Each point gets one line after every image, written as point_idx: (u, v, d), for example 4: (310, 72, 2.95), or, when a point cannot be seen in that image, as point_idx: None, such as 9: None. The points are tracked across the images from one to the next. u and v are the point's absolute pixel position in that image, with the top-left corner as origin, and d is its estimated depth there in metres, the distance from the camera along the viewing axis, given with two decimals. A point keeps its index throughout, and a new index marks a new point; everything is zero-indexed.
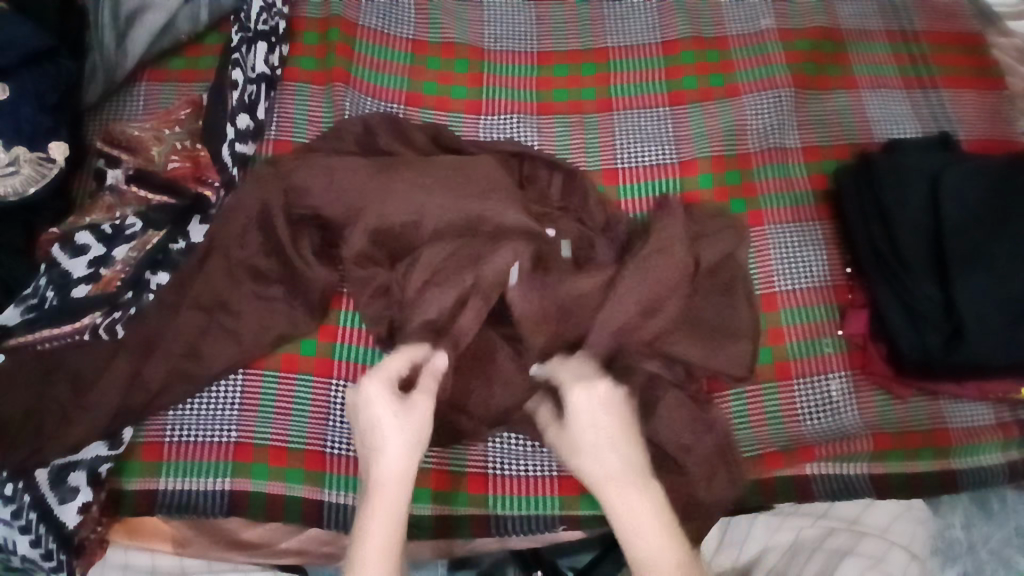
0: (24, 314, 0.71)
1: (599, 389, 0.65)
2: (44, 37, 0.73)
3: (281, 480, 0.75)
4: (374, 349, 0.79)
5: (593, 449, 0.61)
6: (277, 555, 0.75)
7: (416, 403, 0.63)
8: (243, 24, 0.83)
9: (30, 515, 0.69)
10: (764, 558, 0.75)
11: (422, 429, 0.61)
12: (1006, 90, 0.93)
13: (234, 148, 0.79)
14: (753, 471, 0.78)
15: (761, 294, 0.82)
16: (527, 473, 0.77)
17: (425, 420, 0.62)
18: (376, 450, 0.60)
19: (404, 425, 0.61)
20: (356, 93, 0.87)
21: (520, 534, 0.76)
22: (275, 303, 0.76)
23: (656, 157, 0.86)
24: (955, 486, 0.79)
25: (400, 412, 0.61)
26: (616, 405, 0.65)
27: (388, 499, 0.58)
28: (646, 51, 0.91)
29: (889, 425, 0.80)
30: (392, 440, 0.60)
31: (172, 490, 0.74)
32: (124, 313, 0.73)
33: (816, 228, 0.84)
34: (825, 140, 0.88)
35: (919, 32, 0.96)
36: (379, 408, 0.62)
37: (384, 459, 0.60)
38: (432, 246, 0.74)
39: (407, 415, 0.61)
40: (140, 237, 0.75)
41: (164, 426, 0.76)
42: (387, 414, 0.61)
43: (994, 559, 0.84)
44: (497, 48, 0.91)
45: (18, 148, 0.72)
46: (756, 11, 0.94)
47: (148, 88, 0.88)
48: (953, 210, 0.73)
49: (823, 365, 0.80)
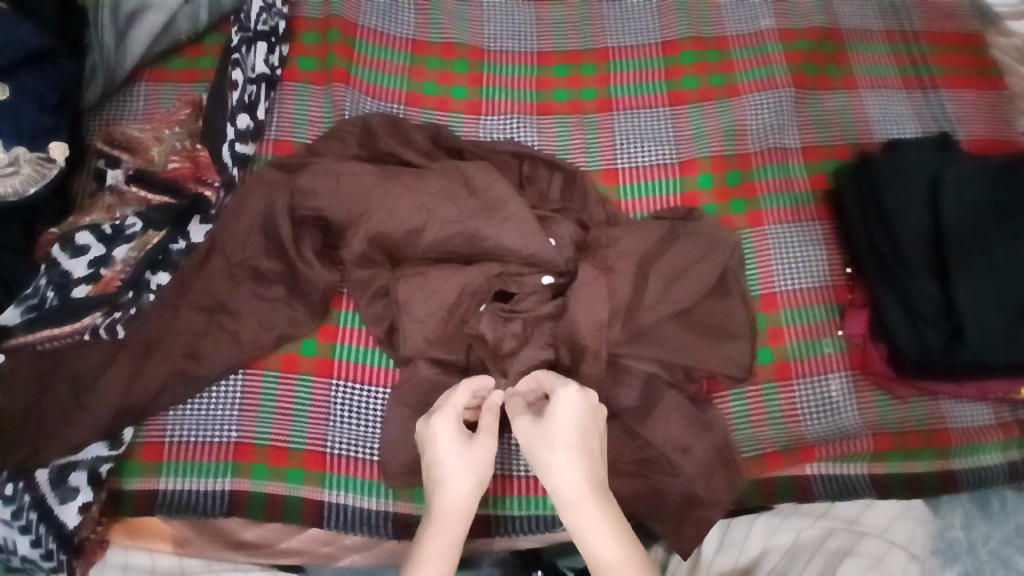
0: (24, 315, 0.71)
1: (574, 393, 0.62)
2: (44, 37, 0.73)
3: (281, 480, 0.75)
4: (375, 350, 0.79)
5: (553, 441, 0.58)
6: (277, 555, 0.75)
7: (481, 438, 0.61)
8: (243, 23, 0.83)
9: (30, 515, 0.69)
10: (764, 560, 0.74)
11: (488, 463, 0.60)
12: (1006, 90, 0.93)
13: (235, 148, 0.79)
14: (753, 471, 0.78)
15: (761, 294, 0.82)
16: (527, 474, 0.78)
17: (491, 454, 0.60)
18: (439, 479, 0.59)
19: (472, 459, 0.59)
20: (356, 94, 0.87)
21: (519, 534, 0.77)
22: (276, 303, 0.76)
23: (656, 157, 0.86)
24: (955, 486, 0.79)
25: (470, 447, 0.60)
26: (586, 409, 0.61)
27: (448, 524, 0.56)
28: (646, 51, 0.91)
29: (889, 425, 0.80)
30: (460, 471, 0.59)
31: (172, 490, 0.75)
32: (125, 313, 0.73)
33: (816, 228, 0.84)
34: (825, 140, 0.88)
35: (919, 31, 0.96)
36: (451, 441, 0.61)
37: (447, 485, 0.58)
38: (432, 244, 0.73)
39: (477, 448, 0.60)
40: (140, 237, 0.75)
41: (164, 426, 0.76)
42: (456, 446, 0.60)
43: (994, 559, 0.83)
44: (497, 48, 0.91)
45: (18, 148, 0.72)
46: (756, 10, 0.94)
47: (148, 88, 0.88)
48: (952, 209, 0.73)
49: (823, 365, 0.80)
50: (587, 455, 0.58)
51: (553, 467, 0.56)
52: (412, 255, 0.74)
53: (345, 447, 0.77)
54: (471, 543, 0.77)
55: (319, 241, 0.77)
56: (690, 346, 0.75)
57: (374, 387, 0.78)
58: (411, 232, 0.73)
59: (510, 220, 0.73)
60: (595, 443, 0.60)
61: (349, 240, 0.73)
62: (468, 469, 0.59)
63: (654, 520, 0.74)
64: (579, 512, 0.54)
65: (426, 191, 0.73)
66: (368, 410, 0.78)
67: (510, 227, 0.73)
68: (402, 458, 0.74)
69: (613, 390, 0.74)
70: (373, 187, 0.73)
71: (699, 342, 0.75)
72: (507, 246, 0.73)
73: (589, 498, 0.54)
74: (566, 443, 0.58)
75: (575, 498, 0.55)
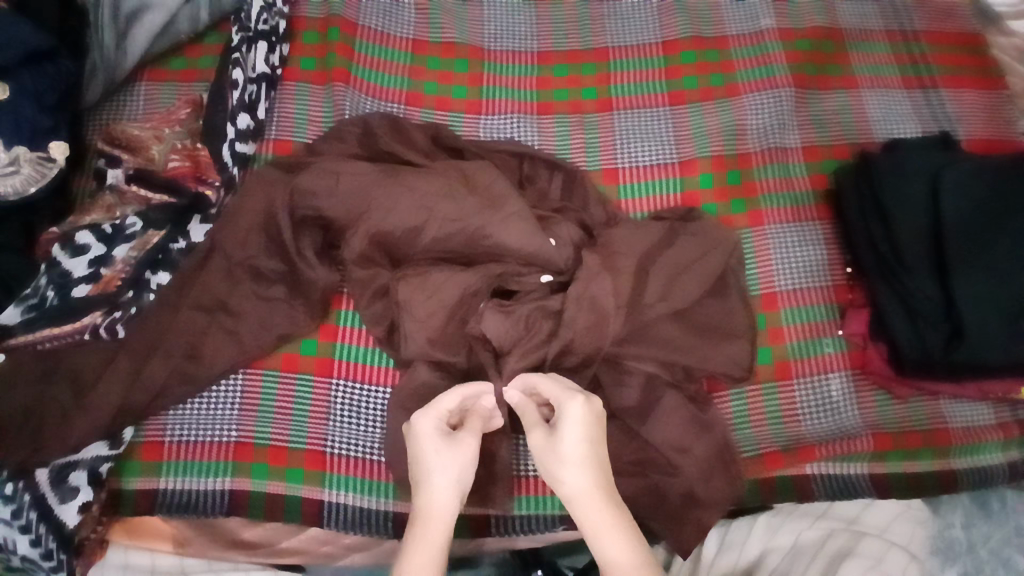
0: (24, 314, 0.70)
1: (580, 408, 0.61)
2: (44, 37, 0.73)
3: (281, 480, 0.75)
4: (374, 349, 0.79)
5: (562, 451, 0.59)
6: (277, 555, 0.75)
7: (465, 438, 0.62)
8: (243, 23, 0.83)
9: (30, 515, 0.68)
10: (765, 560, 0.74)
11: (468, 463, 0.61)
12: (1006, 90, 0.93)
13: (235, 148, 0.80)
14: (753, 471, 0.78)
15: (761, 294, 0.82)
16: (528, 473, 0.78)
17: (472, 457, 0.61)
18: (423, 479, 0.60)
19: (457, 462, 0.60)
20: (356, 93, 0.87)
21: (520, 534, 0.77)
22: (276, 303, 0.76)
23: (656, 157, 0.86)
24: (955, 486, 0.79)
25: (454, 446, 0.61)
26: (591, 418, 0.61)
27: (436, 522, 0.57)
28: (646, 50, 0.91)
29: (889, 425, 0.80)
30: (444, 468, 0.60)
31: (173, 490, 0.74)
32: (125, 313, 0.73)
33: (815, 228, 0.84)
34: (825, 140, 0.88)
35: (919, 31, 0.96)
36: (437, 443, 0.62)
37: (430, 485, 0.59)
38: (432, 243, 0.73)
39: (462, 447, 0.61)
40: (140, 237, 0.75)
41: (164, 426, 0.76)
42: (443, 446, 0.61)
43: (994, 559, 0.83)
44: (497, 48, 0.91)
45: (18, 148, 0.71)
46: (757, 10, 0.94)
47: (147, 88, 0.88)
48: (953, 209, 0.73)
49: (823, 365, 0.80)
50: (592, 459, 0.59)
51: (564, 472, 0.58)
52: (412, 255, 0.75)
53: (345, 447, 0.77)
54: (471, 543, 0.77)
55: (318, 241, 0.77)
56: (690, 346, 0.75)
57: (374, 387, 0.78)
58: (410, 232, 0.73)
59: (510, 219, 0.73)
60: (602, 445, 0.61)
61: (349, 240, 0.73)
62: (455, 470, 0.60)
63: (653, 519, 0.74)
64: (589, 515, 0.56)
65: (427, 191, 0.73)
66: (369, 410, 0.78)
67: (509, 229, 0.73)
68: (402, 458, 0.73)
69: (612, 390, 0.74)
70: (373, 187, 0.74)
71: (698, 342, 0.75)
72: (507, 246, 0.73)
73: (598, 504, 0.56)
74: (576, 448, 0.59)
75: (585, 502, 0.56)
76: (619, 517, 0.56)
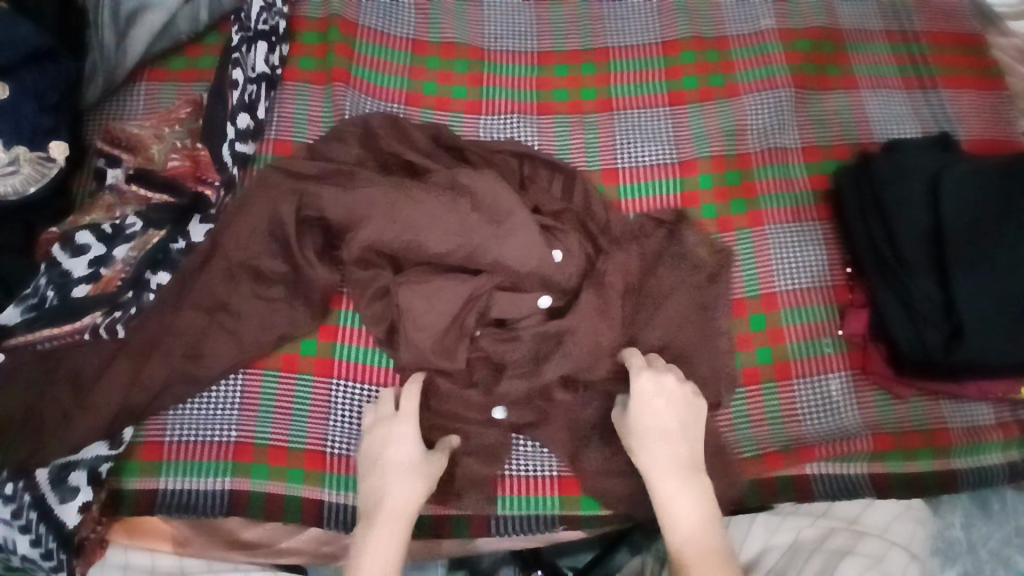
0: (24, 314, 0.70)
1: (666, 383, 0.69)
2: (44, 36, 0.73)
3: (281, 480, 0.75)
4: (375, 349, 0.79)
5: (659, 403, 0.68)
6: (277, 555, 0.75)
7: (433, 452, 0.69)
8: (243, 23, 0.83)
9: (30, 515, 0.68)
10: (763, 560, 0.74)
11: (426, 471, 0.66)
12: (1006, 90, 0.93)
13: (235, 148, 0.79)
14: (753, 471, 0.78)
15: (761, 294, 0.82)
16: (528, 473, 0.77)
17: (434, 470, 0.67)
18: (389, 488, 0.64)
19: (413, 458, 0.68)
20: (356, 93, 0.87)
21: (519, 534, 0.75)
22: (276, 303, 0.76)
23: (656, 157, 0.86)
24: (955, 486, 0.79)
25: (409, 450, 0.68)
26: (677, 397, 0.68)
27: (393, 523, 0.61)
28: (646, 51, 0.91)
29: (889, 425, 0.80)
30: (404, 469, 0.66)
31: (172, 490, 0.74)
32: (124, 313, 0.73)
33: (815, 228, 0.84)
34: (825, 140, 0.88)
35: (920, 32, 0.96)
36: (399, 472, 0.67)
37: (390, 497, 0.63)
38: (431, 246, 0.73)
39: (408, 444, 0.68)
40: (140, 237, 0.75)
41: (164, 426, 0.76)
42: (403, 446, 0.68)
43: (994, 560, 0.83)
44: (497, 48, 0.91)
45: (18, 148, 0.72)
46: (757, 10, 0.94)
47: (148, 87, 0.87)
48: (953, 209, 0.73)
49: (823, 365, 0.80)
50: (680, 456, 0.65)
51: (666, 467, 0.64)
52: (411, 257, 0.74)
53: (345, 447, 0.77)
54: (470, 543, 0.76)
55: (319, 241, 0.77)
56: None
57: (375, 387, 0.78)
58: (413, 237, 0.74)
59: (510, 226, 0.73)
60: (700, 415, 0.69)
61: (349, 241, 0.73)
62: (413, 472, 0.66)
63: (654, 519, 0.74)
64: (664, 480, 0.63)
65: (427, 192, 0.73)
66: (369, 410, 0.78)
67: (512, 240, 0.73)
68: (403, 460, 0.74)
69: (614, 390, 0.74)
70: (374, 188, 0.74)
71: None
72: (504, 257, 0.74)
73: (679, 483, 0.63)
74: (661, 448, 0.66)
75: (680, 488, 0.62)
76: (699, 494, 0.62)
